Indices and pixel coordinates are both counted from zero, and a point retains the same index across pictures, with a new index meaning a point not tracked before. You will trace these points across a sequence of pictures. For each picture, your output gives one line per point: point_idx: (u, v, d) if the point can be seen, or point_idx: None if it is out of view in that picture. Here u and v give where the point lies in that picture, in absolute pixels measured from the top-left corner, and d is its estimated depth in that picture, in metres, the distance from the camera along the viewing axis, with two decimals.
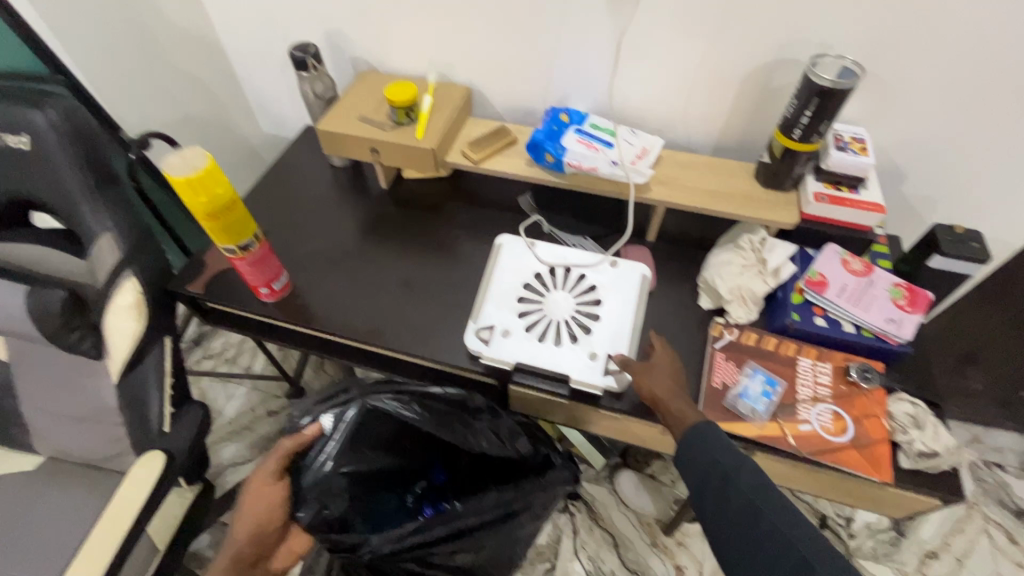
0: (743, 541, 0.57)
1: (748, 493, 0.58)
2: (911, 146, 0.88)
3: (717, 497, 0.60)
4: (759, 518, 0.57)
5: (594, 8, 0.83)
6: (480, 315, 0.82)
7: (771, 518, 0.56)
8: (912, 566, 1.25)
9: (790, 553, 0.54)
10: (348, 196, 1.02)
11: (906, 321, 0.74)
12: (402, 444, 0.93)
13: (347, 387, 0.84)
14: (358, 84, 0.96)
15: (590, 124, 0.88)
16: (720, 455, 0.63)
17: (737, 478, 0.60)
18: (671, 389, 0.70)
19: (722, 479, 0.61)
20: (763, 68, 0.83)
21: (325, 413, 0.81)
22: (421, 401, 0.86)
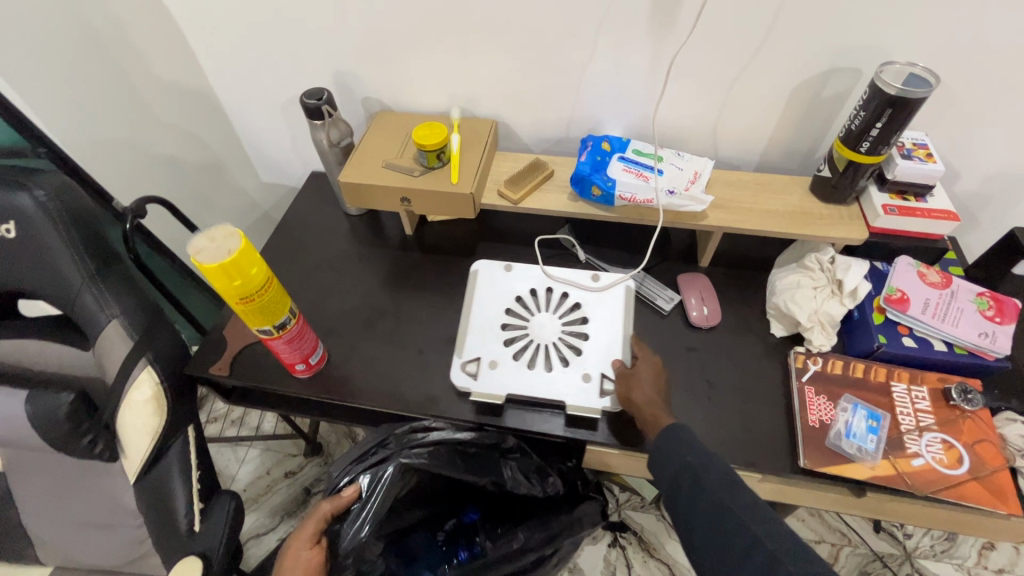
0: (719, 546, 0.53)
1: (719, 496, 0.55)
2: (966, 146, 0.84)
3: (688, 500, 0.57)
4: (729, 519, 0.54)
5: (633, 29, 0.77)
6: (464, 348, 0.76)
7: (740, 516, 0.54)
8: (973, 561, 1.20)
9: (759, 551, 0.51)
10: (373, 246, 0.94)
11: (1000, 334, 0.70)
12: (426, 493, 0.81)
13: (383, 439, 0.71)
14: (374, 127, 0.88)
15: (633, 151, 0.82)
16: (684, 457, 0.59)
17: (706, 480, 0.56)
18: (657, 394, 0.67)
19: (691, 480, 0.57)
20: (816, 80, 0.79)
21: (363, 471, 0.69)
22: (453, 450, 0.71)
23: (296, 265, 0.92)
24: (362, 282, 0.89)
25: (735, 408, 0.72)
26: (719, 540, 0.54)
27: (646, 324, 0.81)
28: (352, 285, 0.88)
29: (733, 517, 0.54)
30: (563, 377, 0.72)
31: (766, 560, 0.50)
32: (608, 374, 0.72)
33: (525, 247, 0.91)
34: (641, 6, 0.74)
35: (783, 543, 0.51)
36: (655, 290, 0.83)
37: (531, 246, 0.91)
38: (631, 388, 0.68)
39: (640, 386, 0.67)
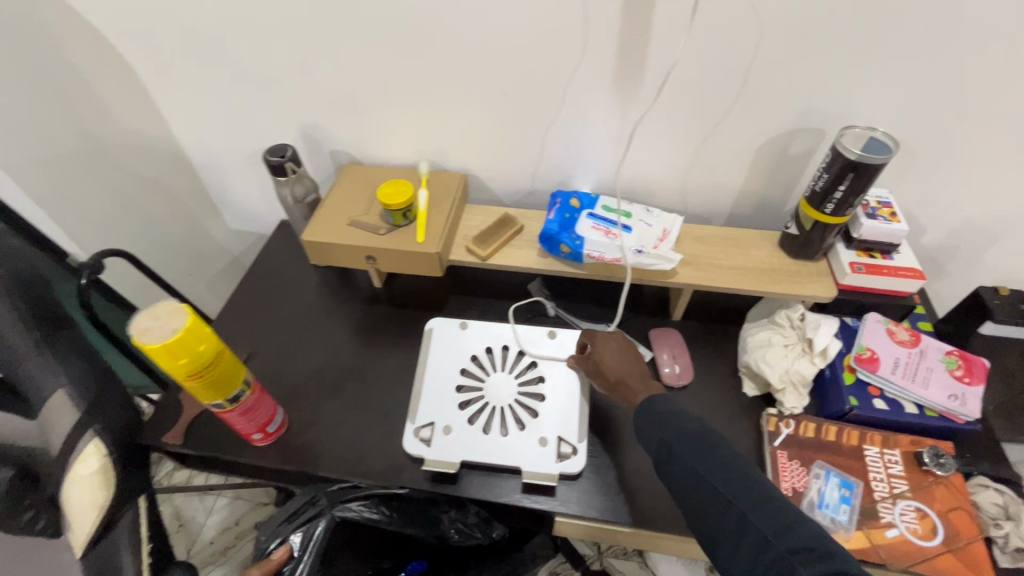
0: (704, 513, 0.51)
1: (691, 464, 0.53)
2: (930, 201, 0.85)
3: (668, 477, 0.55)
4: (704, 484, 0.52)
5: (599, 90, 0.77)
6: (418, 412, 0.72)
7: (713, 477, 0.52)
8: None
9: (730, 512, 0.49)
10: (341, 300, 0.91)
11: (969, 396, 0.69)
12: (368, 552, 0.80)
13: (311, 493, 0.69)
14: (340, 182, 0.87)
15: (602, 207, 0.82)
16: (657, 427, 0.58)
17: (679, 450, 0.55)
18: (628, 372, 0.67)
19: (665, 456, 0.56)
20: (780, 138, 0.79)
21: (295, 529, 0.65)
22: (389, 502, 0.71)
23: (260, 321, 0.89)
24: (329, 340, 0.86)
25: None
26: (694, 500, 0.52)
27: None
28: (319, 343, 0.86)
29: (706, 482, 0.52)
30: (519, 442, 0.69)
31: (741, 521, 0.48)
32: (565, 437, 0.70)
33: (497, 301, 0.89)
34: (605, 67, 0.74)
35: (751, 497, 0.49)
36: None
37: (503, 301, 0.89)
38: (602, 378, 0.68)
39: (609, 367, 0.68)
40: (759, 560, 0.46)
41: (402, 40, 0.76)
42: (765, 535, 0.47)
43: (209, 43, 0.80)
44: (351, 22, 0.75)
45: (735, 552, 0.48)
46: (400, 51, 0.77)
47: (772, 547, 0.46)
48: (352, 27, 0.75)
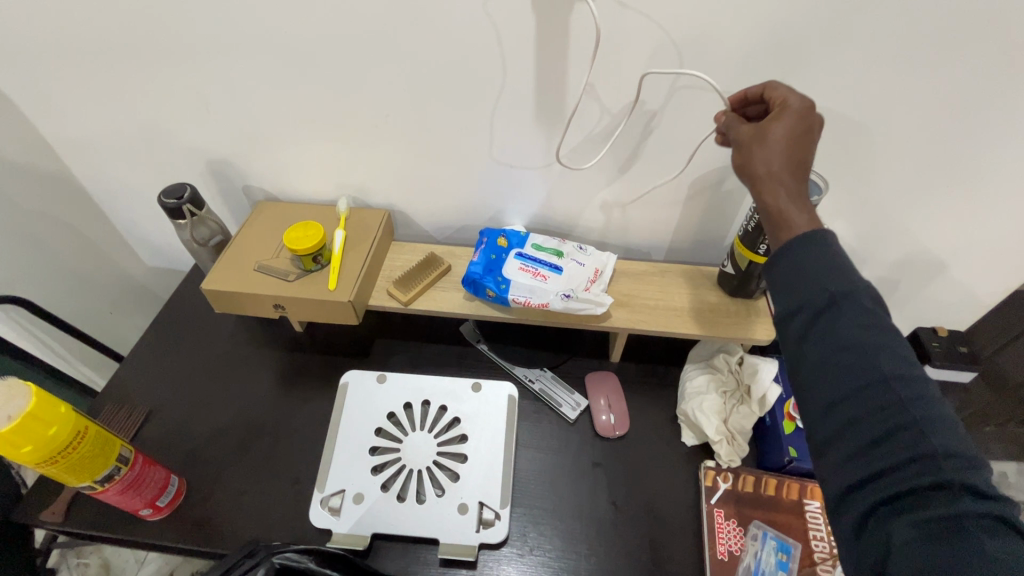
0: (858, 400, 0.39)
1: (860, 336, 0.39)
2: (870, 236, 0.83)
3: (816, 334, 0.41)
4: (872, 364, 0.39)
5: (523, 124, 0.72)
6: (328, 479, 0.66)
7: (884, 358, 0.39)
8: None
9: (892, 413, 0.38)
10: (256, 348, 0.84)
11: None
12: None
13: (251, 549, 0.52)
14: (252, 221, 0.81)
15: (531, 245, 0.77)
16: (826, 274, 0.42)
17: (846, 311, 0.40)
18: (791, 171, 0.46)
19: (826, 312, 0.41)
20: (714, 174, 0.75)
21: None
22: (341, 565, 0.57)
23: (166, 372, 0.81)
24: (240, 393, 0.79)
25: (647, 534, 0.65)
26: (841, 384, 0.39)
27: (551, 436, 0.74)
28: (229, 396, 0.78)
29: (874, 366, 0.39)
30: (436, 510, 0.63)
31: (902, 427, 0.37)
32: (486, 502, 0.64)
33: (425, 346, 0.83)
34: (526, 101, 0.69)
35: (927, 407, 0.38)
36: (559, 395, 0.77)
37: (431, 345, 0.84)
38: (754, 156, 0.47)
39: (777, 146, 0.46)
40: (902, 475, 0.37)
41: (306, 73, 0.70)
42: (934, 453, 0.36)
43: (96, 75, 0.73)
44: (250, 54, 0.69)
45: (874, 457, 0.38)
46: (306, 85, 0.72)
47: (940, 471, 0.36)
48: (250, 60, 0.69)
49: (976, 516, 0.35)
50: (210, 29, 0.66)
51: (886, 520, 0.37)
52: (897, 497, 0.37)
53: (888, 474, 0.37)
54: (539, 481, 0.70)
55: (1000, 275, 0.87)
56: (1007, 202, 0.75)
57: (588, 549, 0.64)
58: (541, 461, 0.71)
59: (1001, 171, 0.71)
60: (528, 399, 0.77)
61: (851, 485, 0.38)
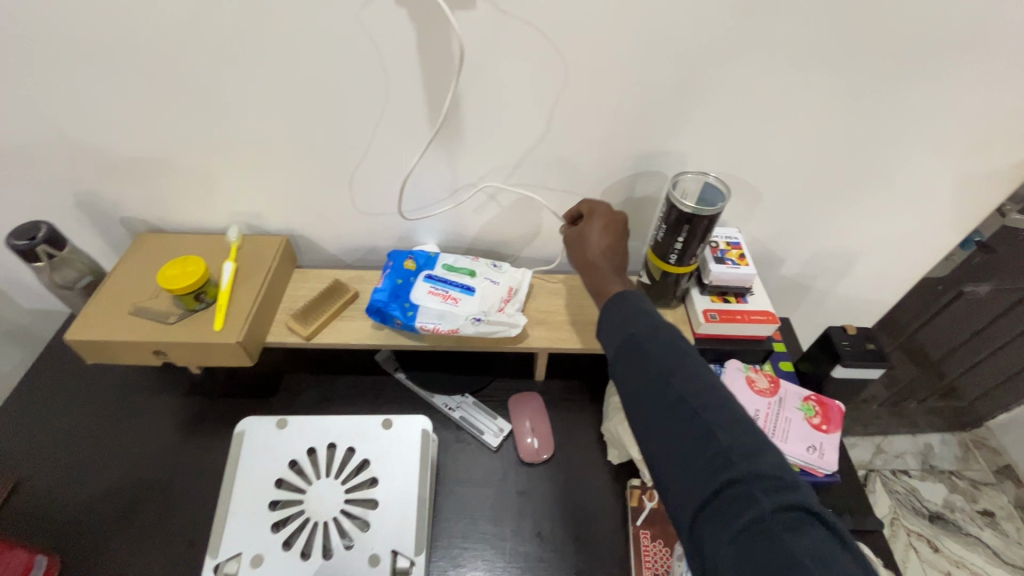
0: (662, 418, 0.47)
1: (660, 364, 0.48)
2: (785, 236, 0.83)
3: (630, 368, 0.50)
4: (670, 387, 0.47)
5: (419, 138, 0.67)
6: (220, 542, 0.59)
7: (680, 380, 0.47)
8: None
9: (692, 425, 0.45)
10: (144, 398, 0.76)
11: (827, 447, 0.66)
12: None
13: None
14: (130, 257, 0.72)
15: (442, 266, 0.73)
16: (634, 324, 0.52)
17: (648, 346, 0.50)
18: (604, 253, 0.64)
19: (634, 349, 0.50)
20: (623, 182, 0.73)
21: None
22: None
23: (37, 432, 0.72)
24: (127, 450, 0.71)
25: (573, 565, 0.62)
26: (652, 407, 0.47)
27: (473, 468, 0.70)
28: (112, 456, 0.70)
29: (672, 386, 0.47)
30: (344, 565, 0.58)
31: (702, 433, 0.44)
32: (400, 550, 0.59)
33: (336, 379, 0.78)
34: (419, 114, 0.65)
35: (721, 414, 0.45)
36: (481, 422, 0.73)
37: (344, 378, 0.78)
38: (578, 252, 0.65)
39: (592, 235, 0.65)
40: (711, 480, 0.42)
41: (168, 93, 0.63)
42: (723, 449, 0.43)
43: None
44: (97, 73, 0.61)
45: (689, 469, 0.44)
46: (171, 105, 0.64)
47: (736, 470, 0.42)
48: (99, 80, 0.62)
49: (772, 510, 0.40)
50: (43, 44, 0.58)
51: (707, 529, 0.41)
52: (710, 504, 0.42)
53: (699, 480, 0.43)
54: (461, 518, 0.66)
55: (906, 262, 0.89)
56: (905, 195, 0.76)
57: None
58: (463, 496, 0.67)
59: (896, 167, 0.72)
60: (449, 429, 0.73)
61: (678, 495, 0.44)
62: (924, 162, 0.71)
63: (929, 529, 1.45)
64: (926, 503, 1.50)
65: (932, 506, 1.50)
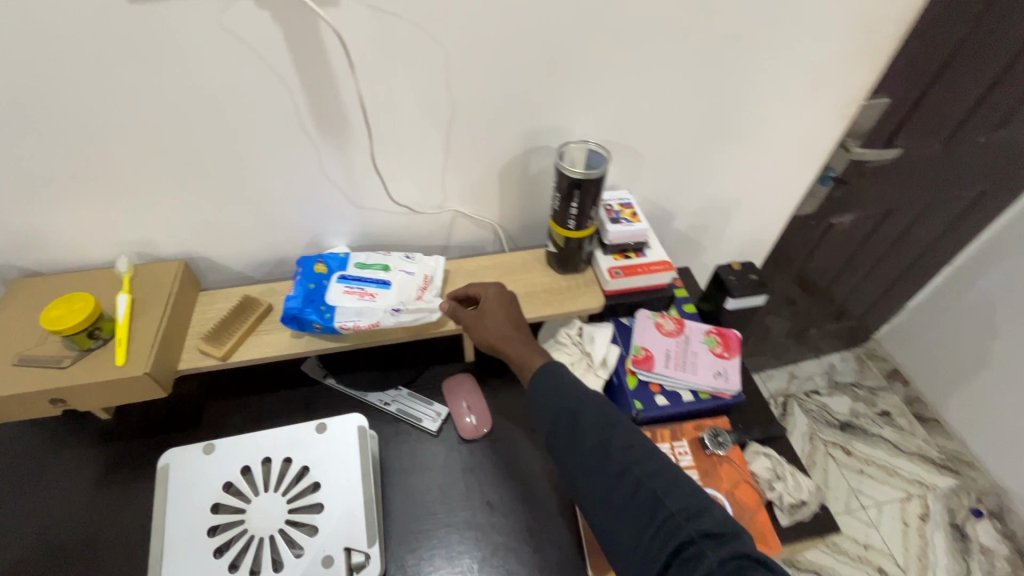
0: (608, 489, 0.50)
1: (597, 434, 0.52)
2: (672, 193, 0.90)
3: (569, 443, 0.53)
4: (610, 456, 0.51)
5: (307, 141, 0.67)
6: None
7: (619, 448, 0.51)
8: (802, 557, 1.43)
9: (639, 493, 0.48)
10: (50, 456, 0.70)
11: (730, 371, 0.74)
12: None
13: None
14: (7, 306, 0.67)
15: (354, 265, 0.73)
16: (563, 401, 0.55)
17: (584, 419, 0.54)
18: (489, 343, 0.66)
19: (570, 423, 0.54)
20: (517, 160, 0.76)
21: None
22: None
23: None
24: (39, 514, 0.66)
25: (524, 524, 0.66)
26: (596, 479, 0.51)
27: (416, 456, 0.71)
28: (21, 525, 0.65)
29: (612, 455, 0.51)
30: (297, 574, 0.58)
31: (650, 500, 0.48)
32: (353, 546, 0.60)
33: (263, 397, 0.76)
34: (303, 118, 0.64)
35: (661, 477, 0.49)
36: (418, 410, 0.74)
37: (272, 394, 0.76)
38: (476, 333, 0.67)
39: (490, 309, 0.68)
40: (665, 544, 0.46)
41: (19, 125, 0.59)
42: (672, 512, 0.47)
43: None
44: None
45: (642, 536, 0.47)
46: (25, 138, 0.60)
47: (685, 531, 0.46)
48: None
49: (722, 563, 0.44)
50: None
51: None
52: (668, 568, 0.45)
53: (653, 544, 0.46)
54: (410, 504, 0.67)
55: (780, 201, 1.00)
56: (766, 141, 0.86)
57: (470, 559, 0.63)
58: (409, 483, 0.69)
59: (753, 117, 0.81)
60: (387, 424, 0.74)
61: (638, 563, 0.46)
62: (774, 111, 0.81)
63: (841, 437, 1.65)
64: (835, 415, 1.71)
65: (841, 416, 1.70)
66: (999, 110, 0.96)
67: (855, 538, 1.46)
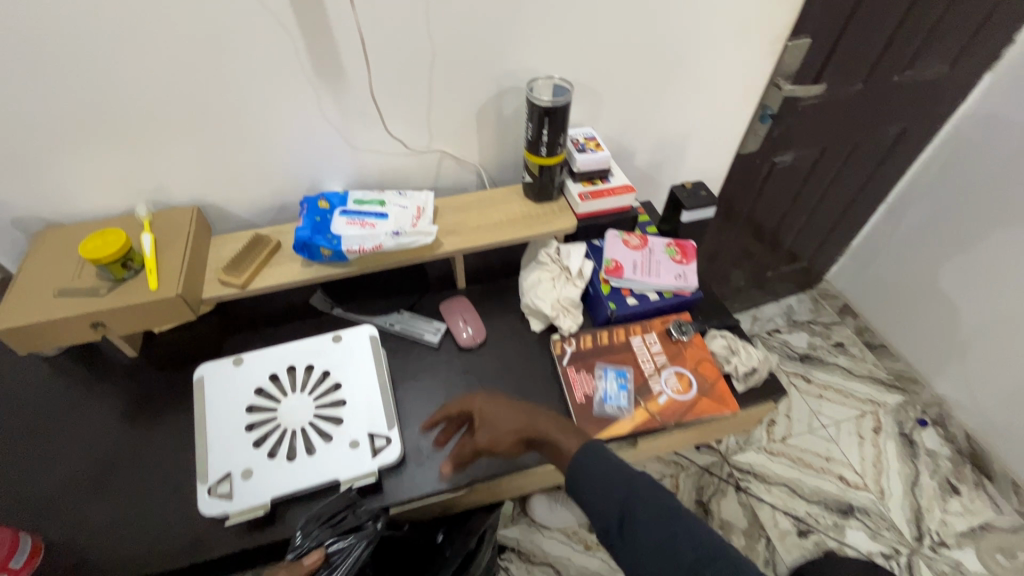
0: None
1: (654, 528, 0.54)
2: (630, 131, 1.02)
3: (628, 541, 0.55)
4: (673, 546, 0.53)
5: (306, 87, 0.75)
6: (207, 469, 0.65)
7: (681, 539, 0.53)
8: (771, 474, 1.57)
9: None
10: (85, 389, 0.77)
11: (689, 273, 0.86)
12: None
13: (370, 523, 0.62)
14: (38, 250, 0.73)
15: (353, 201, 0.81)
16: (616, 491, 0.57)
17: (639, 512, 0.55)
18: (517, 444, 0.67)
19: (626, 518, 0.56)
20: (492, 101, 0.86)
21: (332, 537, 0.60)
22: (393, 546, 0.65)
23: None
24: (81, 436, 0.72)
25: None
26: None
27: (421, 364, 0.81)
28: (68, 445, 0.71)
29: (675, 546, 0.53)
30: (329, 455, 0.67)
31: None
32: (375, 431, 0.69)
33: (278, 328, 0.84)
34: (303, 65, 0.73)
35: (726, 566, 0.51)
36: (419, 327, 0.84)
37: (285, 324, 0.84)
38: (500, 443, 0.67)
39: (495, 421, 0.67)
40: None
41: (47, 75, 0.65)
42: None
43: None
44: None
45: None
46: (50, 90, 0.67)
47: None
48: None
49: None
50: None
51: None
52: None
53: None
54: (420, 401, 0.76)
55: (724, 137, 1.13)
56: (707, 79, 0.98)
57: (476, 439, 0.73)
58: (418, 386, 0.78)
59: (694, 57, 0.92)
60: (392, 340, 0.83)
61: None
62: (711, 50, 0.93)
63: (801, 367, 1.82)
64: (794, 348, 1.87)
65: (800, 349, 1.87)
66: (905, 47, 1.11)
67: (817, 452, 1.62)
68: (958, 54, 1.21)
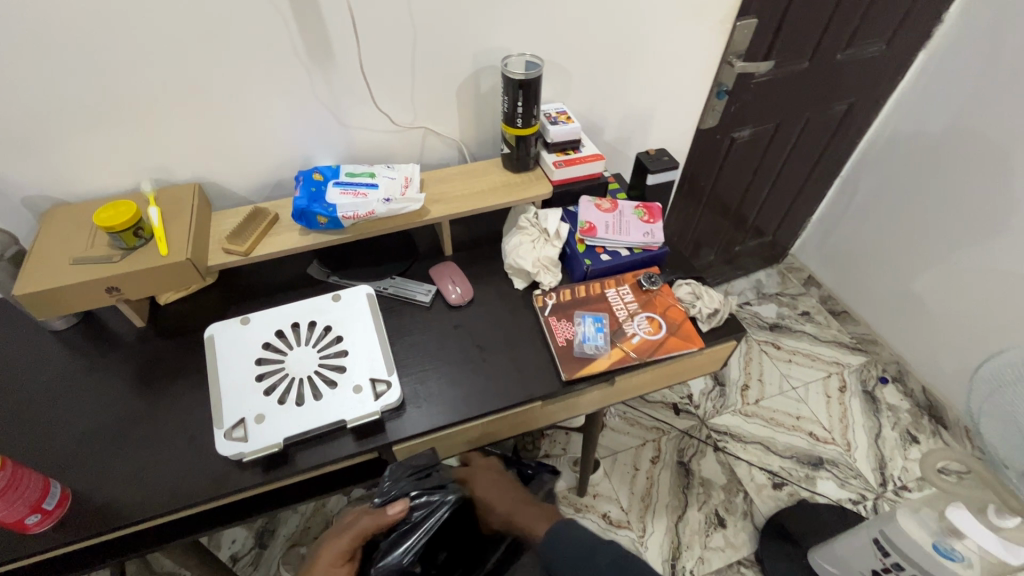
0: None
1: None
2: (598, 107, 1.10)
3: None
4: None
5: (298, 67, 0.82)
6: (223, 415, 0.71)
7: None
8: (746, 432, 1.67)
9: None
10: (98, 356, 0.82)
11: (656, 230, 0.94)
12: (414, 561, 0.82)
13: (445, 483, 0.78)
14: (49, 225, 0.78)
15: (345, 174, 0.88)
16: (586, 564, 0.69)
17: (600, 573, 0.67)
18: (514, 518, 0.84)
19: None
20: (470, 79, 0.93)
21: (417, 494, 0.76)
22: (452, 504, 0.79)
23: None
24: (98, 397, 0.77)
25: (508, 355, 0.83)
26: None
27: (415, 321, 0.87)
28: (87, 405, 0.76)
29: None
30: (335, 399, 0.73)
31: None
32: (376, 376, 0.75)
33: (278, 295, 0.90)
34: (295, 46, 0.79)
35: None
36: (412, 289, 0.90)
37: (285, 292, 0.90)
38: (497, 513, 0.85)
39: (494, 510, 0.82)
40: None
41: (58, 58, 0.70)
42: None
43: None
44: None
45: None
46: (60, 72, 0.72)
47: None
48: None
49: None
50: None
51: None
52: None
53: None
54: (416, 353, 0.83)
55: (685, 113, 1.23)
56: (666, 57, 1.07)
57: (470, 383, 0.80)
58: (413, 340, 0.85)
59: (653, 36, 1.01)
60: (386, 302, 0.89)
61: None
62: (668, 30, 1.02)
63: (770, 335, 1.93)
64: (764, 318, 1.98)
65: (768, 318, 1.98)
66: (844, 26, 1.22)
67: (788, 411, 1.72)
68: (893, 33, 1.33)
